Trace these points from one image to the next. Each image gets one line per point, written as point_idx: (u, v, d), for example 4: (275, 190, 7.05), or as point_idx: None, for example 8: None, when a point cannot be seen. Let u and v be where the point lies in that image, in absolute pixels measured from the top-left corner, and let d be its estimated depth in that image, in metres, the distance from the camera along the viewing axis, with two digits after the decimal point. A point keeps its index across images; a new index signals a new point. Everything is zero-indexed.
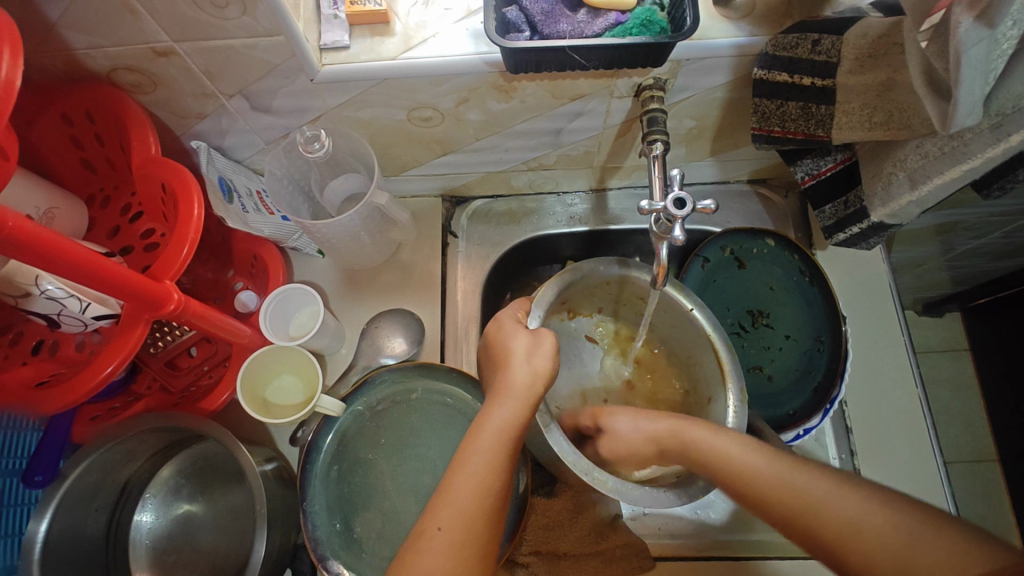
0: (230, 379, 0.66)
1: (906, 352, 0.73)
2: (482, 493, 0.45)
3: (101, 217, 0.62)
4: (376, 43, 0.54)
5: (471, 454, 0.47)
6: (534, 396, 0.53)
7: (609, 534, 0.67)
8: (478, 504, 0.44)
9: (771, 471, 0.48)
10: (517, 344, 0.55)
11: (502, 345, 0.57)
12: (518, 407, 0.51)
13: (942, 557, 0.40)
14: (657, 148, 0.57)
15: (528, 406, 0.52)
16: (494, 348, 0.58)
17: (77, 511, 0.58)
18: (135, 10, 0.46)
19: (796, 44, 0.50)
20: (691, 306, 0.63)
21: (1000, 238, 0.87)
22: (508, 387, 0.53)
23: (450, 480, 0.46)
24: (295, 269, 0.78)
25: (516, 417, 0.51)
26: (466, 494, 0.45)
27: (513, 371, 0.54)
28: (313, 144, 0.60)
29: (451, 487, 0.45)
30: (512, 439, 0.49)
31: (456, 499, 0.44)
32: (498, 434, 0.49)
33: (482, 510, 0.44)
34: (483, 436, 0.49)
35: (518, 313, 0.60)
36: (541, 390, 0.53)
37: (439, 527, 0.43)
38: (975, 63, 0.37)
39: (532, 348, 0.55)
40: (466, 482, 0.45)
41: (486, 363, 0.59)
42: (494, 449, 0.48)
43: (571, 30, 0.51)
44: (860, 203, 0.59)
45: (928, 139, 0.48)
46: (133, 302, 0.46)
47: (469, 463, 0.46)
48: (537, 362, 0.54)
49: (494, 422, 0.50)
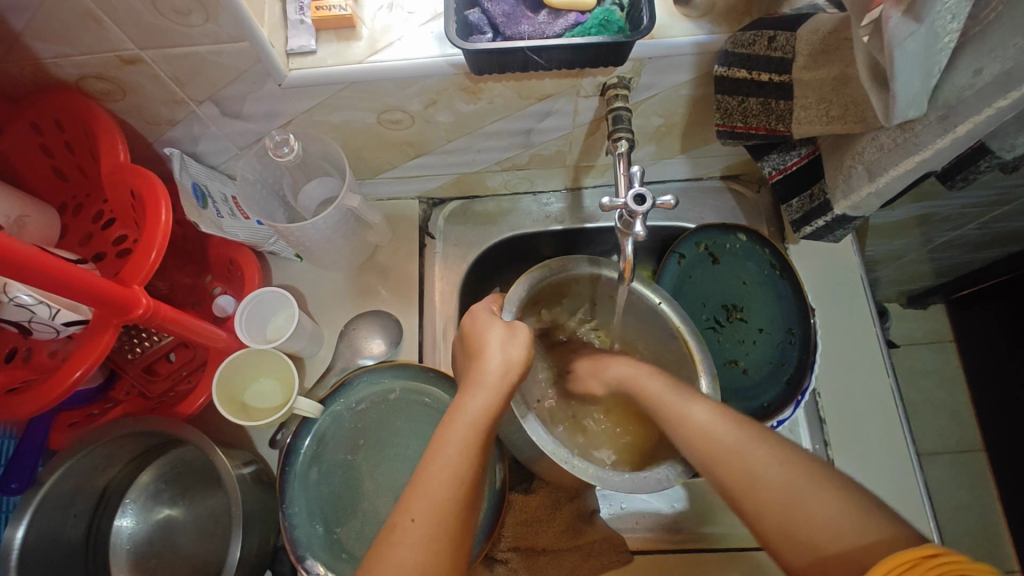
0: (205, 384, 0.66)
1: (879, 342, 0.74)
2: (452, 487, 0.45)
3: (74, 224, 0.62)
4: (343, 47, 0.55)
5: (444, 446, 0.48)
6: (508, 386, 0.53)
7: (586, 529, 0.68)
8: (446, 499, 0.45)
9: (785, 480, 0.44)
10: (491, 334, 0.56)
11: (477, 337, 0.57)
12: (492, 396, 0.52)
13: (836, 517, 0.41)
14: (622, 146, 0.58)
15: (502, 394, 0.52)
16: (467, 340, 0.58)
17: (56, 517, 0.59)
18: (99, 18, 0.47)
19: (753, 41, 0.51)
20: (659, 300, 0.64)
21: (975, 228, 0.88)
22: (483, 376, 0.53)
23: (421, 472, 0.46)
24: (273, 273, 0.78)
25: (489, 407, 0.51)
26: (438, 485, 0.45)
27: (485, 361, 0.54)
28: (282, 148, 0.61)
29: (424, 479, 0.45)
30: (486, 428, 0.50)
31: (427, 491, 0.45)
32: (471, 423, 0.49)
33: (453, 501, 0.45)
34: (457, 424, 0.49)
35: (493, 306, 0.60)
36: (515, 379, 0.54)
37: (412, 518, 0.44)
38: (914, 56, 0.38)
39: (504, 337, 0.56)
40: (439, 472, 0.46)
41: (461, 357, 0.59)
42: (466, 442, 0.48)
43: (532, 31, 0.52)
44: (824, 196, 0.59)
45: (883, 131, 0.49)
46: (103, 307, 0.47)
47: (441, 456, 0.47)
48: (509, 351, 0.55)
49: (468, 411, 0.50)
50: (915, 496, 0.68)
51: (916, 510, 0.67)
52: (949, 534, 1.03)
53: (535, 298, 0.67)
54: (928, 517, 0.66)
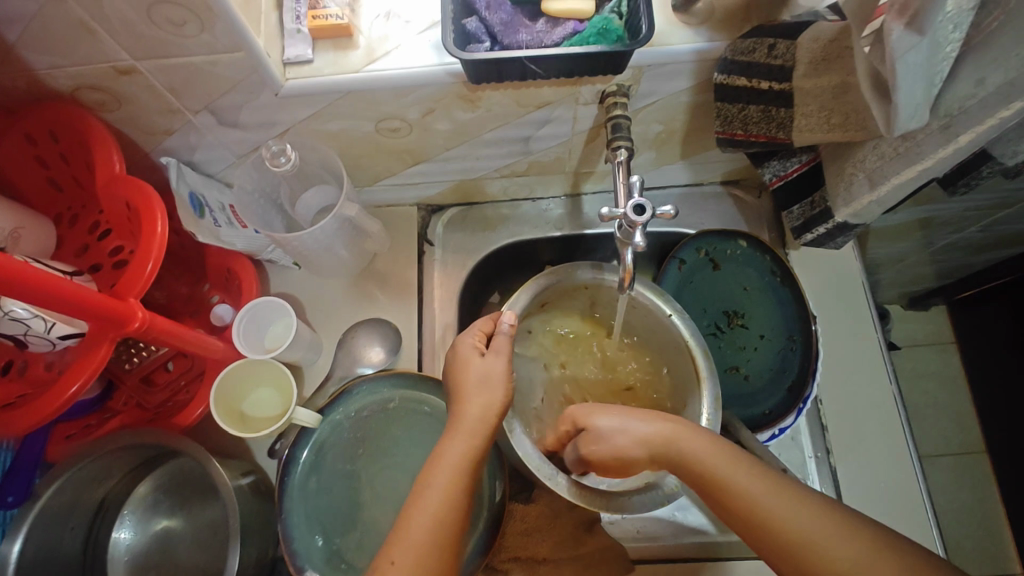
0: (202, 395, 0.66)
1: (880, 348, 0.74)
2: (432, 532, 0.46)
3: (70, 235, 0.62)
4: (340, 56, 0.55)
5: (422, 496, 0.48)
6: (488, 428, 0.53)
7: (587, 538, 0.67)
8: (425, 545, 0.45)
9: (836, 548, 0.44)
10: (471, 373, 0.55)
11: (461, 372, 0.56)
12: (472, 438, 0.52)
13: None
14: (622, 154, 0.57)
15: (484, 435, 0.52)
16: (453, 374, 0.56)
17: (52, 531, 0.58)
18: (93, 30, 0.47)
19: (752, 49, 0.51)
20: (670, 312, 0.63)
21: (977, 231, 0.88)
22: (461, 421, 0.53)
23: (402, 519, 0.47)
24: (271, 281, 0.78)
25: (469, 451, 0.51)
26: (418, 533, 0.46)
27: (466, 402, 0.54)
28: (279, 158, 0.61)
29: (403, 528, 0.46)
30: (468, 471, 0.50)
31: (408, 539, 0.46)
32: (452, 469, 0.49)
33: (433, 546, 0.46)
34: (438, 468, 0.50)
35: (476, 340, 0.58)
36: (495, 418, 0.53)
37: (392, 563, 0.45)
38: (916, 66, 0.38)
39: (485, 374, 0.55)
40: (419, 519, 0.47)
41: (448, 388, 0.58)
42: (448, 486, 0.48)
43: (530, 40, 0.52)
44: (825, 204, 0.59)
45: (883, 140, 0.49)
46: (97, 321, 0.47)
47: (422, 500, 0.48)
48: (490, 389, 0.54)
49: (449, 455, 0.51)
50: (917, 503, 0.67)
51: (917, 517, 0.67)
52: (952, 538, 1.03)
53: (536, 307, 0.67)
54: (929, 524, 0.66)
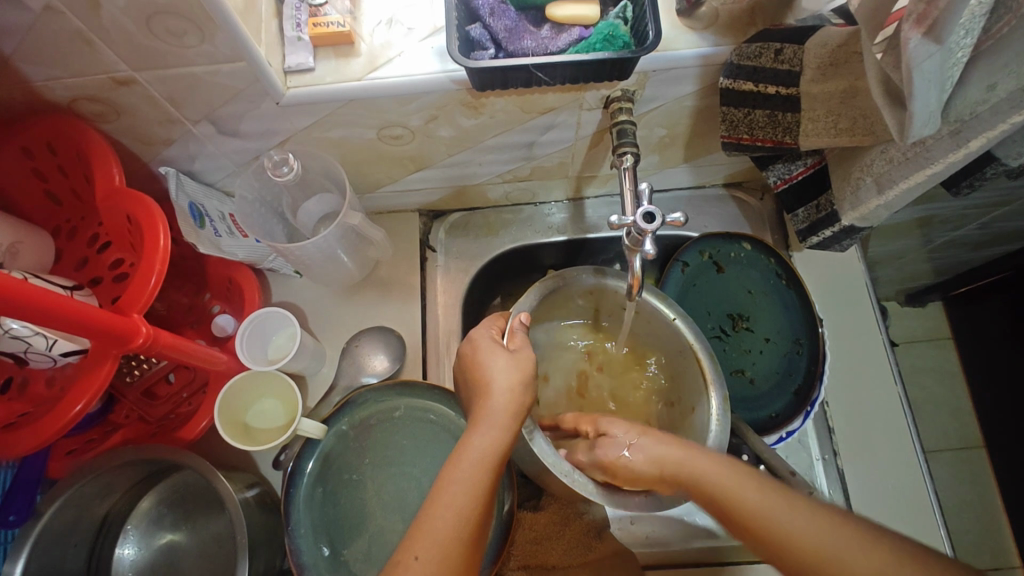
0: (207, 407, 0.66)
1: (885, 348, 0.74)
2: (457, 526, 0.44)
3: (69, 248, 0.61)
4: (341, 64, 0.54)
5: (450, 483, 0.46)
6: (513, 423, 0.51)
7: (597, 544, 0.66)
8: (452, 541, 0.44)
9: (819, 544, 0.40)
10: (495, 366, 0.53)
11: (480, 367, 0.54)
12: (498, 430, 0.50)
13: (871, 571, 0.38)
14: (628, 159, 0.56)
15: (509, 427, 0.51)
16: (469, 369, 0.56)
17: (54, 550, 0.57)
18: (91, 41, 0.46)
19: (760, 53, 0.51)
20: (674, 315, 0.63)
21: (976, 229, 0.88)
22: (488, 412, 0.51)
23: (426, 513, 0.45)
24: (273, 290, 0.77)
25: (496, 444, 0.49)
26: (443, 525, 0.44)
27: (491, 394, 0.52)
28: (281, 168, 0.60)
29: (429, 516, 0.45)
30: (495, 464, 0.48)
31: (433, 530, 0.44)
32: (477, 463, 0.48)
33: (461, 539, 0.44)
34: (465, 458, 0.48)
35: (493, 332, 0.57)
36: (520, 416, 0.52)
37: (415, 557, 0.43)
38: (930, 74, 0.37)
39: (512, 370, 0.53)
40: (444, 510, 0.45)
41: (463, 385, 0.57)
42: (472, 479, 0.46)
43: (535, 47, 0.51)
44: (831, 207, 0.59)
45: (892, 144, 0.49)
46: (102, 339, 0.46)
47: (446, 494, 0.45)
48: (517, 382, 0.53)
49: (476, 446, 0.49)
50: (925, 504, 0.67)
51: (926, 519, 0.66)
52: (952, 533, 1.03)
53: (541, 312, 0.66)
54: (937, 522, 0.66)
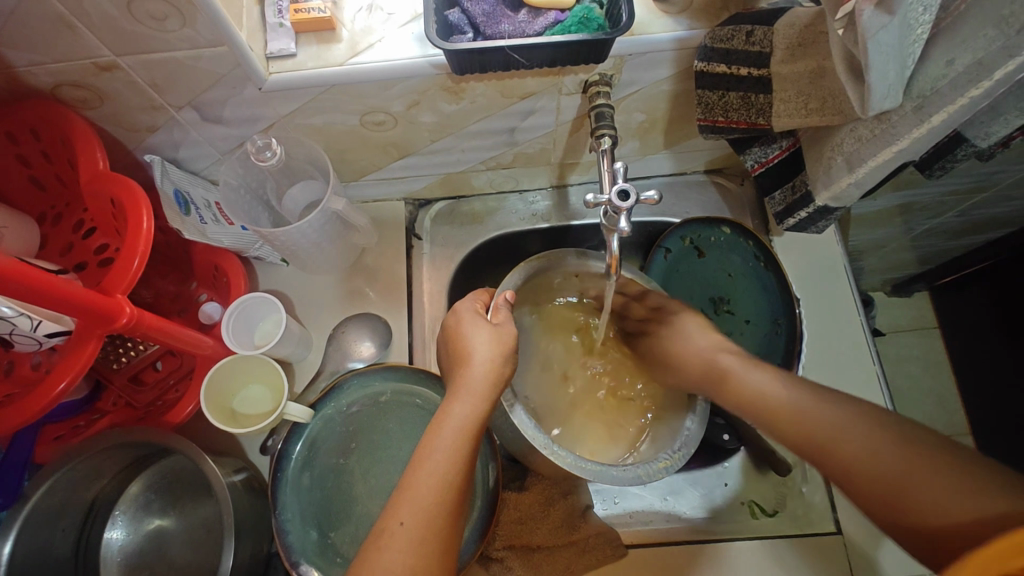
0: (194, 392, 0.66)
1: (863, 329, 0.75)
2: (440, 494, 0.45)
3: (54, 234, 0.61)
4: (323, 49, 0.55)
5: (431, 451, 0.47)
6: (493, 394, 0.52)
7: (580, 525, 0.68)
8: (434, 507, 0.45)
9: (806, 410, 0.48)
10: (476, 339, 0.54)
11: (462, 341, 0.55)
12: (478, 401, 0.51)
13: (828, 423, 0.46)
14: (606, 142, 0.58)
15: (489, 399, 0.52)
16: (451, 344, 0.57)
17: (42, 533, 0.58)
18: (73, 25, 0.46)
19: (731, 36, 0.52)
20: (657, 299, 0.66)
21: (955, 216, 0.90)
22: (468, 382, 0.52)
23: (408, 481, 0.46)
24: (259, 278, 0.78)
25: (477, 414, 0.50)
26: (424, 492, 0.45)
27: (470, 366, 0.53)
28: (264, 153, 0.61)
29: (411, 483, 0.46)
30: (474, 434, 0.49)
31: (415, 496, 0.45)
32: (458, 432, 0.49)
33: (443, 504, 0.45)
34: (446, 428, 0.49)
35: (477, 306, 0.59)
36: (499, 388, 0.53)
37: (400, 522, 0.44)
38: (888, 48, 0.39)
39: (492, 343, 0.54)
40: (427, 478, 0.46)
41: (445, 359, 0.58)
42: (453, 448, 0.47)
43: (512, 30, 0.52)
44: (805, 188, 0.60)
45: (860, 123, 0.50)
46: (87, 317, 0.46)
47: (428, 461, 0.46)
48: (497, 357, 0.54)
49: (455, 416, 0.50)
50: None
51: None
52: None
53: (524, 293, 0.68)
54: None
